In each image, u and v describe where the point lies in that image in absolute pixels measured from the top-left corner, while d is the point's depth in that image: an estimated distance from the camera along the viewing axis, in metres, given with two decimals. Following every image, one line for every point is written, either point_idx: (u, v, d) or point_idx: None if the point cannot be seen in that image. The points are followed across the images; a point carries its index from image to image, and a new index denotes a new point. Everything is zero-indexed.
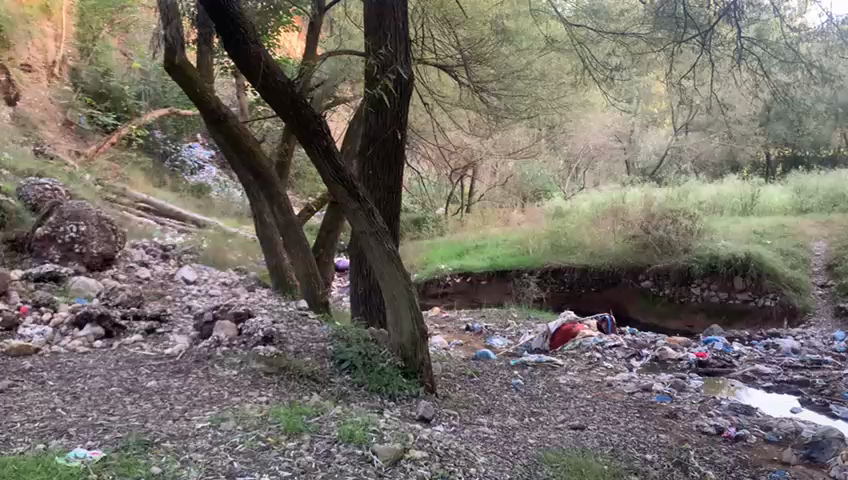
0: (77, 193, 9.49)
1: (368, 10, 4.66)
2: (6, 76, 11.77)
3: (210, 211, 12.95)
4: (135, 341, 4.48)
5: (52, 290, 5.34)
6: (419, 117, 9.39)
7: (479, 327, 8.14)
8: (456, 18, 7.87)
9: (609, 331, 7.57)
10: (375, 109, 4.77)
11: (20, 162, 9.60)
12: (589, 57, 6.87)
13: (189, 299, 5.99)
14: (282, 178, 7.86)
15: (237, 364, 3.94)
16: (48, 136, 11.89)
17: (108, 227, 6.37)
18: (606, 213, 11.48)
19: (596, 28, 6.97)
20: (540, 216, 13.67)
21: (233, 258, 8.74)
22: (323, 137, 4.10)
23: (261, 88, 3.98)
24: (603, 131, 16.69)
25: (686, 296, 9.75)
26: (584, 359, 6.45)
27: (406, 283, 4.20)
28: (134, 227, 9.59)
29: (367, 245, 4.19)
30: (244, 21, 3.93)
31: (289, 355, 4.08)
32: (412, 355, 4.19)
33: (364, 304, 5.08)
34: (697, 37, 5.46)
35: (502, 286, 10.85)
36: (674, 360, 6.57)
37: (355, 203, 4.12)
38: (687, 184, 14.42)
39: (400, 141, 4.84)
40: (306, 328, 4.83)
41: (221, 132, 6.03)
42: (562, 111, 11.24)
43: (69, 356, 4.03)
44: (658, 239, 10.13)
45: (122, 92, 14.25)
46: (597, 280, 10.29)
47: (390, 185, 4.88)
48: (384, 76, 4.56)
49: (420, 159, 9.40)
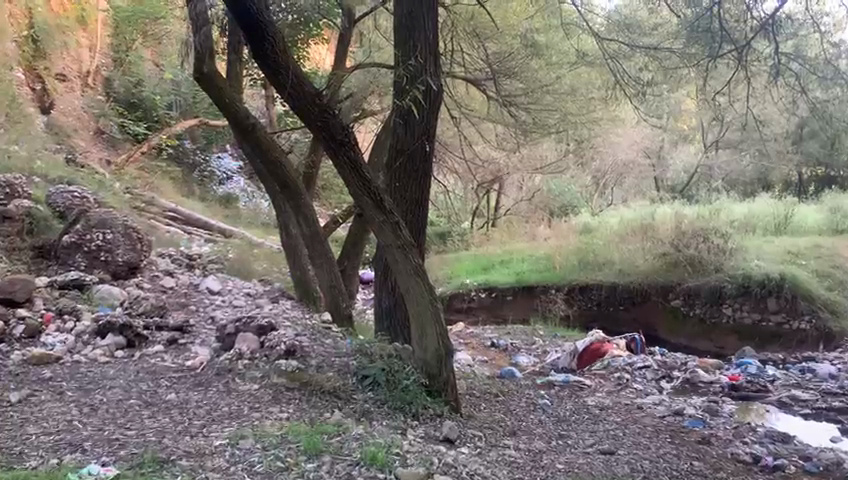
0: (106, 201, 9.55)
1: (398, 19, 4.60)
2: (41, 85, 12.06)
3: (236, 221, 13.00)
4: (157, 352, 4.41)
5: (77, 298, 5.32)
6: (447, 130, 9.30)
7: (504, 344, 8.02)
8: (485, 31, 7.76)
9: (638, 350, 7.39)
10: (404, 120, 4.70)
11: (52, 170, 9.71)
12: (622, 73, 6.70)
13: (213, 310, 5.95)
14: (309, 189, 7.84)
15: (258, 378, 3.86)
16: (80, 145, 12.07)
17: (134, 236, 6.36)
18: (636, 231, 11.29)
19: (629, 42, 6.83)
20: (567, 231, 13.50)
21: (259, 269, 8.70)
22: (350, 149, 4.03)
23: (289, 99, 3.94)
24: (633, 147, 16.50)
25: (717, 316, 9.54)
26: (612, 380, 6.28)
27: (432, 298, 4.12)
28: (161, 236, 9.64)
29: (393, 258, 4.11)
30: (274, 30, 3.89)
31: (312, 370, 3.99)
32: (437, 372, 4.10)
33: (387, 320, 4.98)
34: (733, 53, 5.35)
35: (527, 301, 10.67)
36: (706, 383, 6.37)
37: (381, 215, 4.04)
38: (718, 202, 14.16)
39: (428, 153, 4.77)
40: (329, 342, 4.74)
41: (250, 142, 6.03)
42: (591, 126, 11.11)
43: (90, 366, 3.98)
44: (689, 257, 9.94)
45: (154, 103, 14.34)
46: (625, 298, 10.10)
47: (418, 197, 4.79)
48: (412, 88, 4.50)
49: (446, 173, 9.31)
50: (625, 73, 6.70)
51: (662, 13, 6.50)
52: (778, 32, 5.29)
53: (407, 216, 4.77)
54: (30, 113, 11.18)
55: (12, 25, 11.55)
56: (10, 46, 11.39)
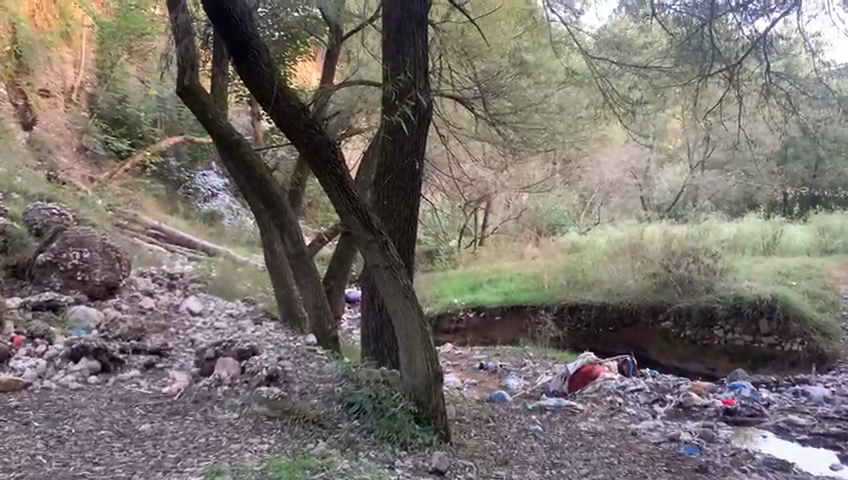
0: (86, 219, 9.34)
1: (387, 34, 4.49)
2: (24, 100, 11.89)
3: (221, 239, 12.81)
4: (132, 377, 4.21)
5: (51, 319, 5.11)
6: (435, 148, 9.21)
7: (493, 366, 7.86)
8: (474, 50, 7.67)
9: (630, 373, 7.23)
10: (392, 137, 4.57)
11: (31, 186, 9.49)
12: (611, 91, 6.60)
13: (193, 332, 5.74)
14: (294, 207, 7.67)
15: (238, 406, 3.68)
16: (62, 162, 11.86)
17: (113, 255, 6.17)
18: (625, 250, 11.20)
19: (618, 61, 6.72)
20: (556, 250, 13.39)
21: (242, 288, 8.51)
22: (337, 166, 3.88)
23: (274, 113, 3.80)
24: (619, 166, 16.45)
25: (708, 338, 9.38)
26: (604, 404, 6.13)
27: (421, 322, 3.96)
28: (143, 254, 9.43)
29: (380, 279, 3.95)
30: (258, 42, 3.74)
31: (294, 397, 3.81)
32: (426, 398, 3.93)
33: (374, 342, 4.80)
34: (723, 72, 5.34)
35: (517, 322, 10.53)
36: (699, 406, 6.22)
37: (369, 234, 3.89)
38: (706, 222, 14.08)
39: (418, 170, 4.63)
40: (313, 366, 4.57)
41: (233, 159, 5.88)
42: (580, 146, 11.02)
43: (60, 393, 3.77)
44: (680, 277, 9.86)
45: (138, 119, 14.20)
46: (615, 319, 9.97)
47: (406, 215, 4.63)
48: (401, 103, 4.38)
49: (435, 191, 9.20)
50: (615, 92, 6.61)
51: (652, 33, 6.43)
52: (770, 51, 5.26)
53: (395, 236, 4.62)
54: (11, 129, 10.97)
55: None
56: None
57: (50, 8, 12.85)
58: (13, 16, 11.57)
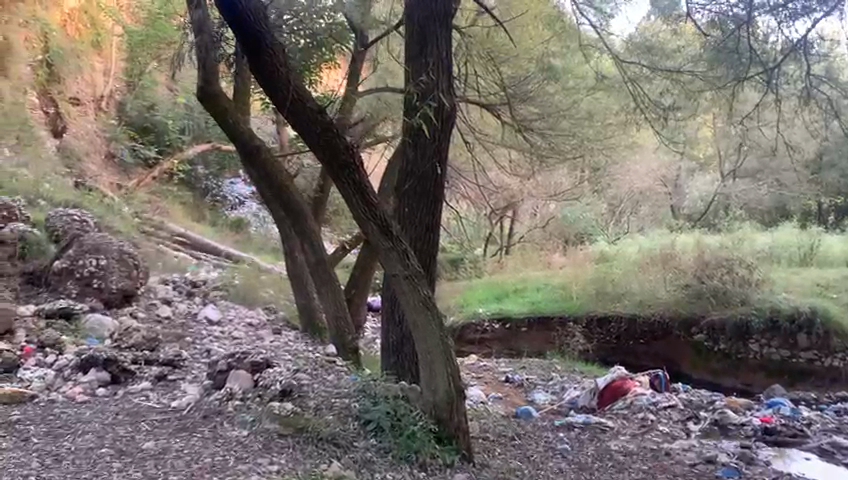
0: (111, 226, 9.27)
1: (410, 35, 4.30)
2: (54, 108, 11.96)
3: (247, 247, 12.74)
4: (142, 390, 4.05)
5: (64, 328, 4.99)
6: (460, 154, 8.99)
7: (519, 379, 7.61)
8: (502, 54, 7.48)
9: (662, 388, 6.94)
10: (413, 140, 4.38)
11: (58, 193, 9.44)
12: (643, 96, 6.30)
13: (210, 342, 5.60)
14: (317, 215, 7.52)
15: (248, 423, 3.49)
16: (90, 169, 11.87)
17: (130, 262, 6.05)
18: (656, 260, 10.89)
19: (650, 64, 6.44)
20: (584, 259, 13.09)
21: (265, 296, 8.37)
22: (355, 172, 3.69)
23: (289, 115, 3.63)
24: (649, 174, 16.09)
25: (744, 352, 9.10)
26: (635, 421, 5.87)
27: (442, 334, 3.76)
28: (168, 261, 9.34)
29: (399, 289, 3.76)
30: (273, 40, 3.59)
31: (308, 414, 3.63)
32: (447, 416, 3.74)
33: (395, 355, 4.59)
34: (761, 75, 5.08)
35: (544, 333, 10.25)
36: (736, 425, 5.95)
37: (388, 242, 3.70)
38: (741, 231, 13.66)
39: (440, 176, 4.42)
40: (331, 379, 4.37)
41: (253, 165, 5.73)
42: (609, 153, 10.73)
43: (66, 406, 3.62)
44: (713, 289, 9.52)
45: (166, 127, 14.11)
46: (646, 332, 9.66)
47: (428, 223, 4.43)
48: (423, 104, 4.19)
49: (459, 198, 8.99)
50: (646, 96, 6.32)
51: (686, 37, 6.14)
52: (811, 56, 5.02)
53: (416, 244, 4.42)
54: (40, 136, 10.99)
55: (25, 49, 11.27)
56: (24, 70, 11.19)
57: (83, 18, 12.92)
58: (44, 25, 11.71)
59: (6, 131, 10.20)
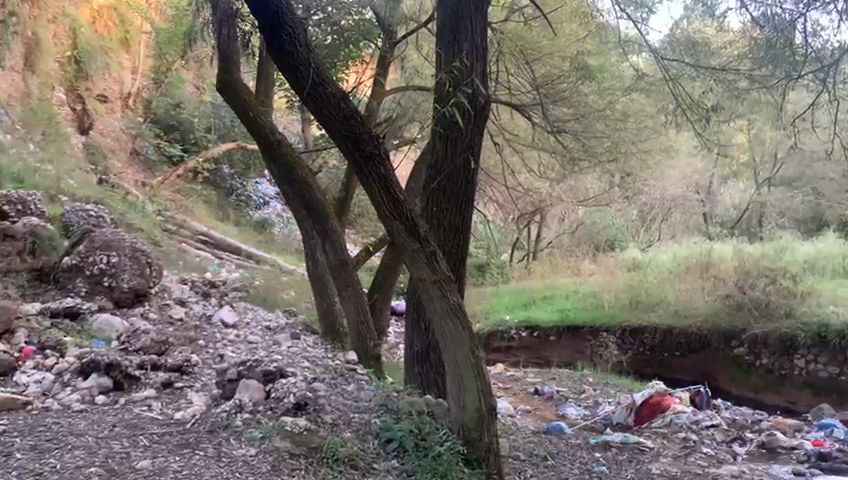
0: (133, 224, 9.02)
1: (442, 22, 3.96)
2: (82, 105, 11.71)
3: (270, 247, 12.49)
4: (145, 398, 3.74)
5: (69, 328, 4.71)
6: (490, 156, 8.64)
7: (550, 391, 7.21)
8: (533, 52, 7.00)
9: (704, 406, 6.50)
10: (444, 132, 4.00)
11: (80, 190, 9.18)
12: (683, 94, 5.60)
13: (224, 347, 5.28)
14: (342, 216, 7.19)
15: (257, 440, 3.13)
16: (116, 167, 11.66)
17: (143, 260, 5.74)
18: (694, 270, 10.50)
19: (692, 61, 5.77)
20: (615, 266, 12.64)
21: (286, 298, 8.08)
22: (380, 163, 3.34)
23: (308, 101, 3.30)
24: (681, 182, 15.55)
25: (788, 368, 8.61)
26: (676, 441, 5.46)
27: (471, 345, 3.41)
28: (189, 260, 9.07)
29: (427, 295, 3.41)
30: (293, 18, 3.29)
31: (323, 431, 3.27)
32: (477, 436, 3.38)
33: (420, 365, 4.22)
34: (820, 74, 4.72)
35: (574, 343, 9.89)
36: (786, 449, 5.50)
37: (414, 242, 3.34)
38: (780, 240, 13.09)
39: (473, 172, 4.05)
40: (350, 390, 4.02)
41: (275, 161, 5.45)
42: (644, 157, 10.30)
43: (60, 416, 3.31)
44: (755, 300, 9.08)
45: (192, 125, 13.96)
46: (682, 344, 9.23)
47: (458, 224, 4.08)
48: (456, 93, 3.83)
49: (488, 202, 8.65)
50: (686, 94, 5.62)
51: (727, 37, 5.67)
52: None
53: (446, 246, 4.07)
54: (66, 133, 10.77)
55: (54, 46, 11.12)
56: (52, 66, 11.10)
57: (112, 16, 12.72)
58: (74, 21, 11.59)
59: (32, 127, 10.04)
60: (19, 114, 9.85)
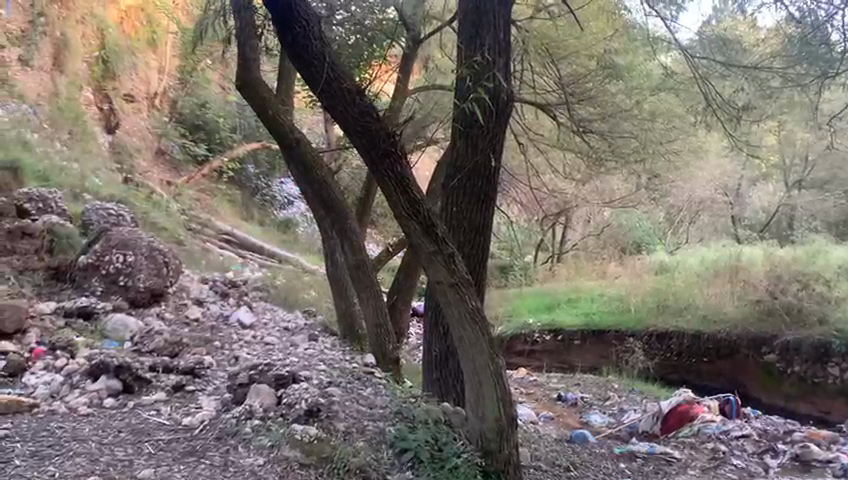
0: (157, 223, 8.99)
1: (464, 14, 3.81)
2: (109, 104, 11.67)
3: (294, 247, 12.44)
4: (154, 402, 3.65)
5: (83, 328, 4.64)
6: (513, 156, 8.47)
7: (573, 397, 7.03)
8: (559, 50, 6.81)
9: (733, 414, 6.26)
10: (466, 129, 3.85)
11: (104, 188, 9.15)
12: (714, 95, 5.23)
13: (239, 348, 5.19)
14: (363, 216, 7.06)
15: (265, 448, 3.02)
16: (141, 166, 11.64)
17: (160, 260, 5.69)
18: (724, 272, 10.21)
19: (723, 59, 5.47)
20: (642, 269, 12.37)
21: (307, 298, 7.98)
22: (396, 161, 3.20)
23: (322, 96, 3.18)
24: (711, 183, 15.17)
25: (821, 376, 8.23)
26: (705, 452, 5.26)
27: (491, 353, 3.29)
28: (213, 260, 9.01)
29: (444, 299, 3.29)
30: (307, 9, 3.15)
31: (335, 439, 3.12)
32: (497, 447, 3.28)
33: (438, 370, 4.08)
34: None
35: (599, 348, 9.78)
36: (820, 462, 5.27)
37: (431, 244, 3.21)
38: (814, 243, 12.68)
39: (494, 170, 3.90)
40: (367, 394, 3.90)
41: (294, 160, 5.33)
42: (672, 158, 10.06)
43: (65, 420, 3.27)
44: (787, 305, 8.80)
45: (217, 125, 13.97)
46: (711, 349, 8.99)
47: (478, 224, 3.94)
48: (478, 87, 3.68)
49: (511, 203, 8.47)
50: (717, 95, 5.26)
51: (761, 34, 5.51)
52: None
53: (465, 247, 3.93)
54: (93, 131, 10.76)
55: (82, 47, 11.17)
56: (81, 68, 11.14)
57: (140, 16, 12.68)
58: (102, 22, 11.61)
59: (59, 126, 10.05)
60: (47, 113, 9.89)
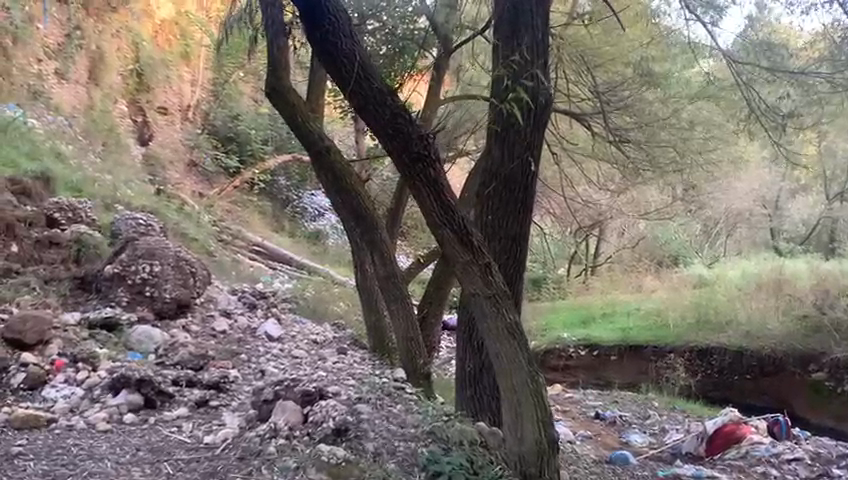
0: (187, 235, 8.90)
1: (500, 14, 3.62)
2: (142, 116, 11.68)
3: (324, 258, 12.33)
4: (176, 418, 3.50)
5: (106, 340, 4.52)
6: (547, 166, 8.26)
7: (612, 416, 6.75)
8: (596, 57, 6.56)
9: (783, 435, 5.94)
10: (503, 133, 3.66)
11: (136, 199, 9.10)
12: (759, 100, 4.90)
13: (266, 362, 5.03)
14: (393, 226, 6.88)
15: (289, 470, 2.76)
16: (174, 178, 11.50)
17: (186, 270, 5.60)
18: (766, 287, 9.86)
19: (769, 64, 5.22)
20: (679, 283, 12.02)
21: (336, 310, 7.81)
22: (429, 166, 3.02)
23: (352, 96, 3.00)
24: (750, 195, 14.78)
25: None
26: (755, 476, 4.98)
27: (530, 370, 3.12)
28: (243, 271, 8.87)
29: (480, 312, 3.11)
30: (336, 6, 2.98)
31: (364, 462, 2.90)
32: (535, 472, 3.12)
33: (472, 387, 3.88)
34: None
35: (637, 363, 9.36)
36: None
37: (466, 254, 3.05)
38: None
39: (533, 176, 3.70)
40: (398, 411, 3.69)
41: (322, 167, 5.16)
42: (712, 168, 9.75)
43: (82, 437, 3.19)
44: (836, 321, 8.57)
45: (249, 137, 13.88)
46: (754, 367, 8.62)
47: (515, 233, 3.74)
48: (515, 88, 3.49)
49: (545, 213, 8.24)
50: (762, 100, 4.93)
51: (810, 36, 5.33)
52: None
53: (502, 257, 3.74)
54: (127, 142, 10.74)
55: (117, 60, 11.24)
56: (116, 79, 11.16)
57: (173, 30, 12.74)
58: (137, 36, 11.71)
59: (94, 137, 10.08)
60: (82, 125, 9.96)
